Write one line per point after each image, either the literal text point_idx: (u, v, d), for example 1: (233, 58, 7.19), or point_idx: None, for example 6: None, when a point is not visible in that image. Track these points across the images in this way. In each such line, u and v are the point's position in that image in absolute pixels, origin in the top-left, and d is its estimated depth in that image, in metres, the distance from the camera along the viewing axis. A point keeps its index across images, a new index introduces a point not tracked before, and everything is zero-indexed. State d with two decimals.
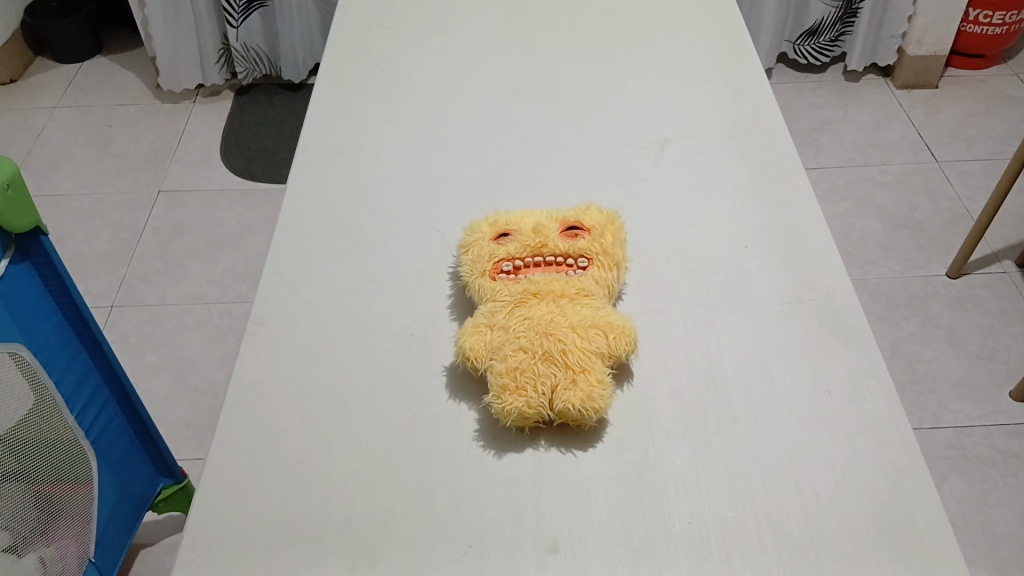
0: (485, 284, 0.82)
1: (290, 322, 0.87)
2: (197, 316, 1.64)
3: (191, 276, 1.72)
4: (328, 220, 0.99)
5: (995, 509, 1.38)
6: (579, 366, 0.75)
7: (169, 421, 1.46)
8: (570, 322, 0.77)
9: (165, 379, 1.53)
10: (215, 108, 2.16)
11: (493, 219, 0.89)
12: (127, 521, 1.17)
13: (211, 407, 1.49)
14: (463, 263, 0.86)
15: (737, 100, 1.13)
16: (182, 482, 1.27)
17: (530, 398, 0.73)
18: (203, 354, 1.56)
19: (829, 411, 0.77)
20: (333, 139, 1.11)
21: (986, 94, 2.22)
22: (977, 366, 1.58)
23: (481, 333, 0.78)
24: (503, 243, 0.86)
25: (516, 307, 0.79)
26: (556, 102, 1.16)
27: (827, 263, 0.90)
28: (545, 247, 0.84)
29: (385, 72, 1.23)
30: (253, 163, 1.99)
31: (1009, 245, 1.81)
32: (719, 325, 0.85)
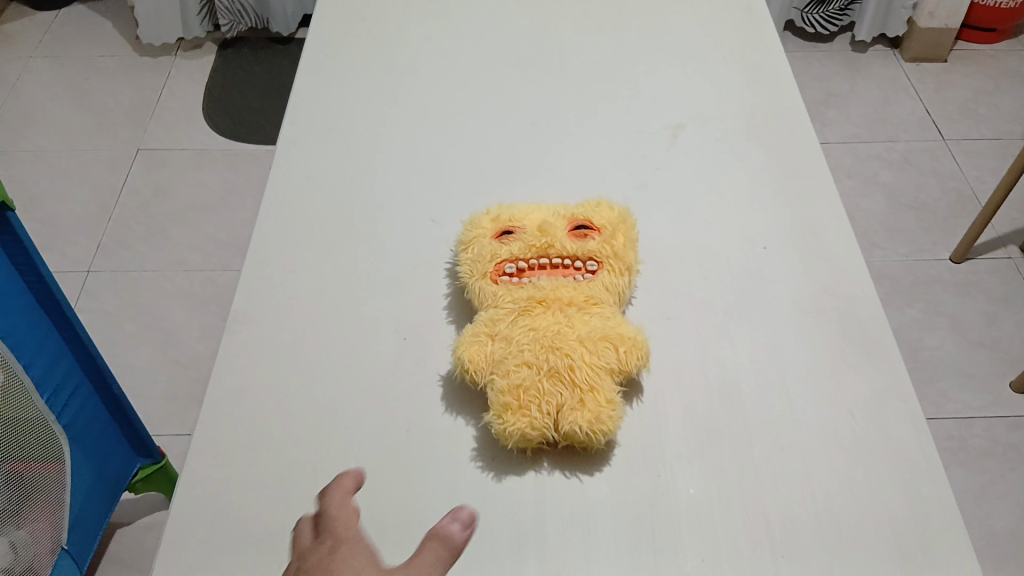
0: (485, 288, 0.76)
1: (273, 321, 0.81)
2: (177, 284, 1.56)
3: (172, 241, 1.64)
4: (316, 206, 0.92)
5: (994, 503, 1.32)
6: (587, 384, 0.69)
7: (148, 394, 1.39)
8: (577, 334, 0.71)
9: (144, 349, 1.46)
10: (198, 63, 2.06)
11: (494, 214, 0.82)
12: (103, 504, 1.10)
13: (193, 379, 1.42)
14: (462, 262, 0.79)
15: (755, 82, 1.05)
16: (161, 461, 1.21)
17: (533, 419, 0.67)
18: (184, 324, 1.49)
19: (852, 436, 0.72)
20: (324, 117, 1.03)
21: (997, 70, 2.14)
22: (979, 355, 1.52)
23: (481, 343, 0.72)
24: (506, 242, 0.79)
25: (520, 315, 0.73)
26: (562, 80, 1.08)
27: (851, 269, 0.84)
28: (552, 248, 0.77)
29: (379, 42, 1.15)
30: (238, 122, 1.89)
31: (1016, 229, 1.75)
32: (735, 335, 0.79)
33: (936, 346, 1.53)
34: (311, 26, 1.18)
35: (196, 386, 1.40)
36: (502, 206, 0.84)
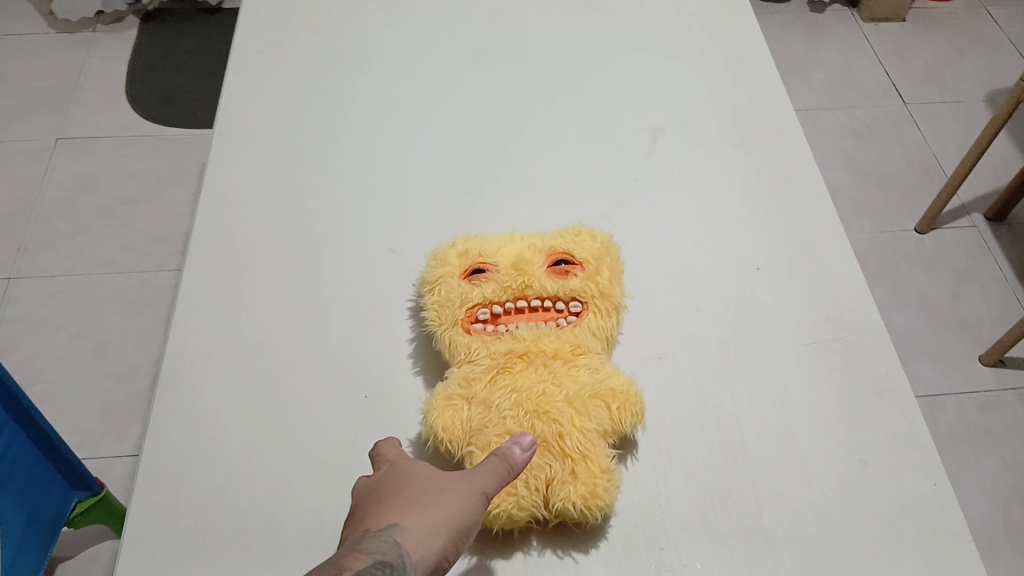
0: (457, 340, 0.67)
1: (212, 383, 0.72)
2: (110, 288, 1.39)
3: (100, 239, 1.47)
4: (257, 238, 0.82)
5: (966, 488, 1.20)
6: (579, 453, 0.61)
7: (84, 412, 1.23)
8: (564, 393, 0.63)
9: (80, 358, 1.30)
10: (118, 39, 1.86)
11: (462, 248, 0.73)
12: (36, 553, 0.91)
13: (135, 390, 1.27)
14: (428, 308, 0.70)
15: (736, 77, 0.97)
16: (101, 493, 1.00)
17: (520, 498, 0.59)
18: (120, 330, 1.33)
19: (867, 489, 0.66)
20: (261, 126, 0.92)
21: (956, 31, 1.97)
22: (947, 334, 1.39)
23: (455, 407, 0.64)
24: (476, 282, 0.70)
25: (498, 373, 0.65)
26: (528, 75, 0.98)
27: (854, 292, 0.77)
28: (530, 289, 0.69)
29: (322, 31, 1.04)
30: (166, 104, 1.72)
31: (979, 196, 1.58)
32: (734, 375, 0.72)
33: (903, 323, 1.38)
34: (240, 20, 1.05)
35: (145, 393, 1.26)
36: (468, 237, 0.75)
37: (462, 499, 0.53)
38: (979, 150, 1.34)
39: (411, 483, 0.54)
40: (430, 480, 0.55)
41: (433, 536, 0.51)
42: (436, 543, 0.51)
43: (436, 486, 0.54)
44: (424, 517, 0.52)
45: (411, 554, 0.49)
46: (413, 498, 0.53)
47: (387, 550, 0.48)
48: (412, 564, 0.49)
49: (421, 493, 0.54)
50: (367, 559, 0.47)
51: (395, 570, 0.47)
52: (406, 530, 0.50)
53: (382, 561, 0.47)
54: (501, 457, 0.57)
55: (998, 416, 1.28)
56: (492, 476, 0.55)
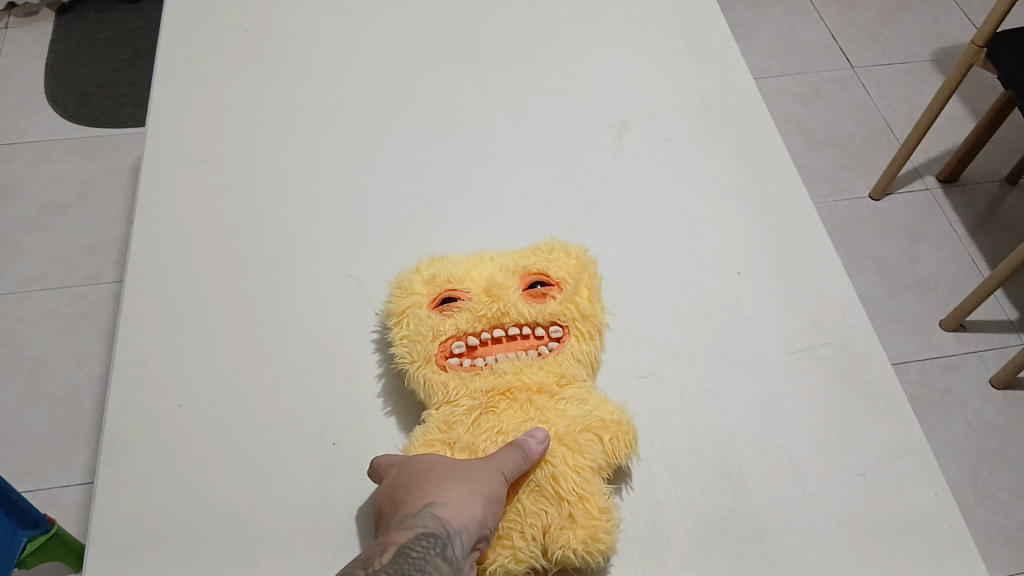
0: (432, 379, 0.62)
1: (159, 436, 0.66)
2: (42, 305, 1.29)
3: (23, 253, 1.36)
4: (197, 269, 0.76)
5: (938, 454, 1.17)
6: (576, 496, 0.56)
7: (22, 442, 1.14)
8: (553, 430, 0.59)
9: (15, 383, 1.20)
10: (30, 33, 1.72)
11: (428, 273, 0.68)
12: None
13: (76, 415, 1.18)
14: (397, 343, 0.65)
15: (700, 63, 0.93)
16: (52, 530, 0.92)
17: (517, 551, 0.55)
18: (56, 351, 1.24)
19: (867, 503, 0.63)
20: (193, 142, 0.85)
21: None
22: (907, 298, 1.36)
23: (436, 454, 0.59)
24: (447, 312, 0.65)
25: (481, 415, 0.60)
26: (480, 72, 0.92)
27: (839, 292, 0.74)
28: (506, 317, 0.64)
29: (251, 32, 0.96)
30: (88, 101, 1.60)
31: (931, 157, 1.55)
32: (724, 392, 0.68)
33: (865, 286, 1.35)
34: (162, 23, 0.97)
35: (90, 417, 1.17)
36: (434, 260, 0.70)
37: (489, 470, 0.54)
38: (930, 115, 1.32)
39: (433, 466, 0.55)
40: (455, 461, 0.56)
41: (472, 503, 0.52)
42: (476, 510, 0.52)
43: (460, 463, 0.55)
44: (457, 487, 0.53)
45: (453, 523, 0.50)
46: (442, 474, 0.54)
47: (429, 522, 0.50)
48: (457, 532, 0.50)
49: (447, 469, 0.55)
50: (411, 533, 0.48)
51: (440, 538, 0.49)
52: (444, 502, 0.51)
53: (426, 532, 0.49)
54: (517, 446, 0.56)
55: (961, 379, 1.24)
56: (513, 455, 0.56)
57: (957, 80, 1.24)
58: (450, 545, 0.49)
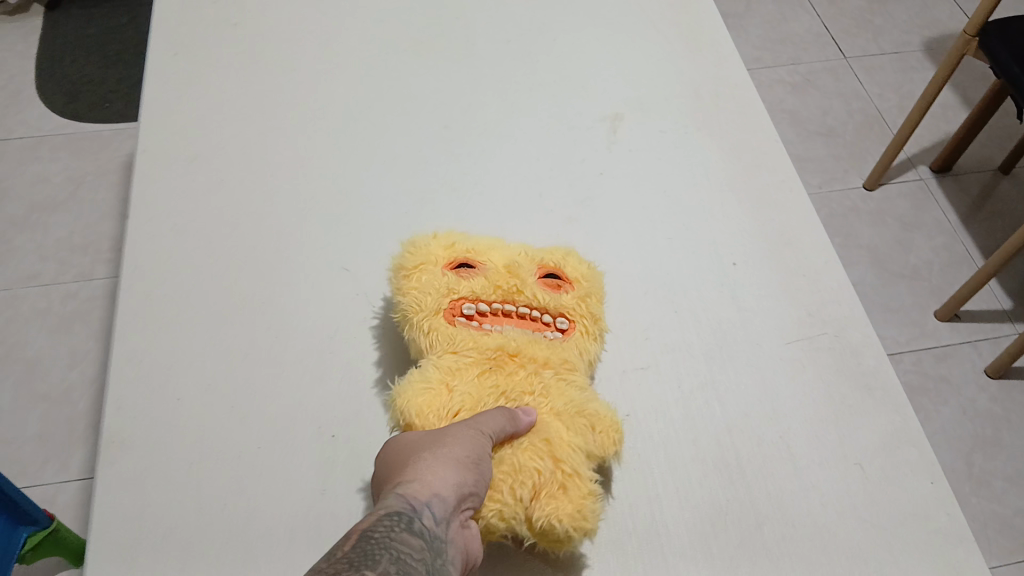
0: (438, 328, 0.62)
1: (153, 435, 0.66)
2: (33, 304, 1.29)
3: (15, 253, 1.35)
4: (189, 267, 0.75)
5: (934, 442, 1.17)
6: (573, 470, 0.55)
7: (15, 444, 1.14)
8: (552, 406, 0.59)
9: (6, 384, 1.20)
10: (18, 29, 1.71)
11: (450, 242, 0.69)
12: None
13: (68, 415, 1.17)
14: (408, 291, 0.65)
15: (694, 54, 0.93)
16: (51, 526, 0.92)
17: (504, 507, 0.53)
18: (47, 351, 1.23)
19: (866, 494, 0.63)
20: (182, 138, 0.84)
21: None
22: (900, 287, 1.36)
23: (434, 394, 0.58)
24: (463, 276, 0.65)
25: (490, 371, 0.60)
26: (472, 64, 0.92)
27: (835, 284, 0.74)
28: (521, 295, 0.64)
29: (240, 26, 0.96)
30: (75, 98, 1.59)
31: (924, 147, 1.55)
32: (722, 382, 0.69)
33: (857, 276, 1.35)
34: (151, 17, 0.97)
35: (84, 417, 1.17)
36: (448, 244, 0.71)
37: (461, 440, 0.52)
38: (924, 104, 1.31)
39: (408, 446, 0.52)
40: (430, 431, 0.54)
41: (438, 475, 0.49)
42: (445, 479, 0.49)
43: (431, 439, 0.52)
44: (426, 464, 0.50)
45: (420, 497, 0.47)
46: (413, 455, 0.51)
47: (395, 501, 0.46)
48: (426, 504, 0.47)
49: (418, 448, 0.52)
50: (375, 514, 0.45)
51: (407, 513, 0.45)
52: (412, 481, 0.48)
53: (391, 510, 0.45)
54: (509, 413, 0.56)
55: (956, 367, 1.25)
56: (499, 417, 0.55)
57: (950, 69, 1.24)
58: (418, 519, 0.45)
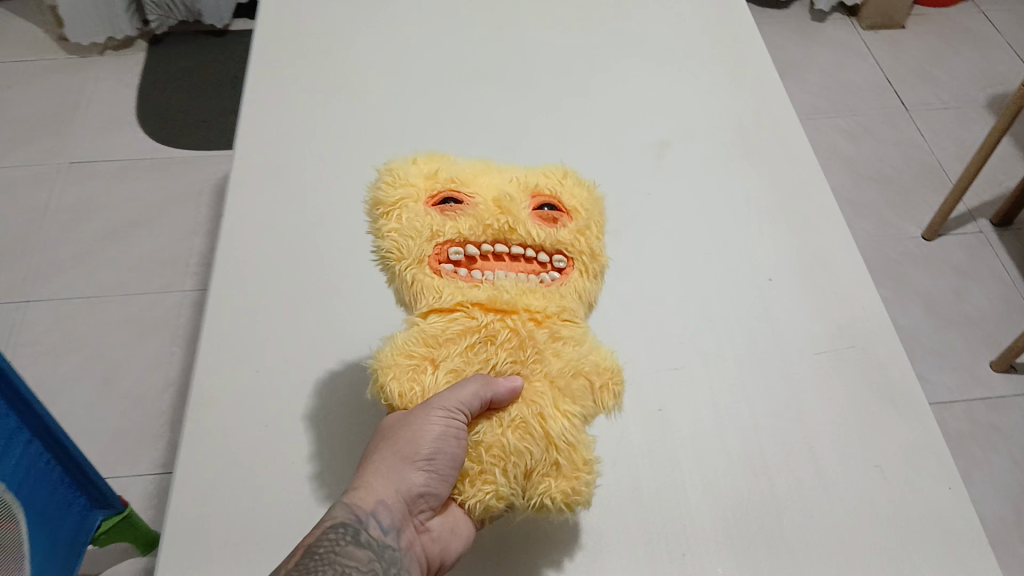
0: (423, 279, 0.69)
1: (237, 400, 0.76)
2: (122, 310, 1.68)
3: (107, 262, 1.75)
4: (277, 261, 0.85)
5: None
6: (564, 443, 0.62)
7: (99, 433, 1.51)
8: (547, 370, 0.65)
9: (91, 384, 1.57)
10: (124, 61, 2.19)
11: (437, 176, 0.75)
12: (64, 559, 1.19)
13: (142, 413, 1.54)
14: (398, 234, 0.71)
15: (741, 87, 1.00)
16: (122, 512, 1.33)
17: (498, 487, 0.60)
18: (133, 356, 1.61)
19: (884, 497, 0.67)
20: (273, 148, 0.95)
21: (938, 44, 2.27)
22: (954, 332, 1.63)
23: (420, 370, 0.64)
24: (452, 215, 0.72)
25: (479, 342, 0.65)
26: (532, 92, 1.01)
27: (866, 304, 0.79)
28: (513, 233, 0.71)
29: (325, 52, 1.07)
30: (168, 125, 2.02)
31: (984, 201, 1.83)
32: (749, 389, 0.74)
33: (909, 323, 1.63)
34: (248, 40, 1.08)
35: (159, 416, 1.53)
36: (436, 163, 0.77)
37: (416, 437, 0.60)
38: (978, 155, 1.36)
39: (384, 433, 0.63)
40: (406, 415, 0.62)
41: (387, 482, 0.60)
42: (390, 488, 0.60)
43: (397, 431, 0.61)
44: (382, 468, 0.61)
45: (364, 509, 0.59)
46: (380, 449, 0.62)
47: (344, 512, 0.59)
48: (369, 514, 0.59)
49: (388, 438, 0.62)
50: (325, 524, 0.59)
51: (347, 528, 0.58)
52: (365, 488, 0.60)
53: (337, 523, 0.58)
54: (488, 385, 0.62)
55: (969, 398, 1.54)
56: (475, 388, 0.61)
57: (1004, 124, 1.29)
58: (359, 530, 0.58)
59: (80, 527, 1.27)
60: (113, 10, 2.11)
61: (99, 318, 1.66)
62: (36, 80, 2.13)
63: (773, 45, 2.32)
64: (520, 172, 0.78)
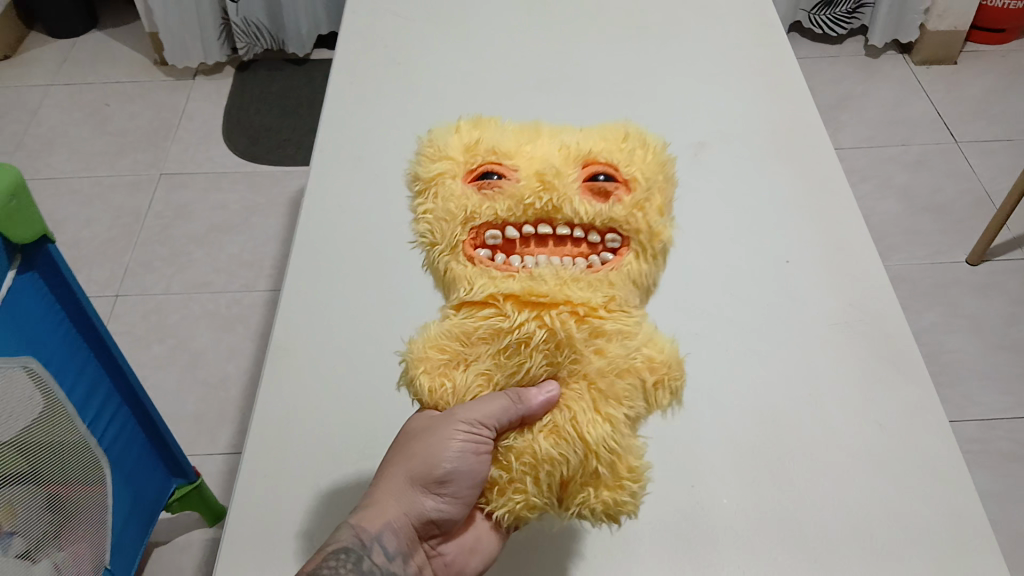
0: (457, 266, 0.82)
1: (308, 350, 0.94)
2: (203, 307, 1.83)
3: (194, 264, 1.91)
4: (352, 242, 1.04)
5: None
6: (605, 451, 0.69)
7: (180, 417, 1.64)
8: (588, 371, 0.73)
9: (174, 371, 1.72)
10: (215, 84, 2.39)
11: (483, 158, 0.87)
12: (143, 521, 1.34)
13: (220, 397, 1.68)
14: (436, 218, 0.85)
15: (777, 100, 1.14)
16: (194, 483, 1.45)
17: (530, 497, 0.68)
18: (212, 346, 1.75)
19: (880, 448, 0.78)
20: (351, 143, 1.15)
21: (995, 79, 2.31)
22: (1001, 356, 1.68)
23: (453, 364, 0.75)
24: (491, 192, 0.84)
25: (513, 345, 0.73)
26: (582, 98, 1.17)
27: (877, 284, 0.89)
28: (557, 213, 0.82)
29: (403, 66, 1.27)
30: (254, 142, 2.20)
31: None
32: (763, 352, 0.85)
33: (956, 353, 1.69)
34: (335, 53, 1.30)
35: (233, 402, 1.66)
36: (480, 135, 0.90)
37: (426, 461, 0.69)
38: None
39: (403, 450, 0.72)
40: (436, 420, 0.71)
41: (394, 507, 0.69)
42: (397, 513, 0.69)
43: (409, 454, 0.71)
44: (392, 492, 0.70)
45: (369, 533, 0.68)
46: (393, 470, 0.71)
47: (351, 534, 0.69)
48: (374, 538, 0.68)
49: (402, 459, 0.71)
50: (335, 545, 0.68)
51: (352, 551, 0.67)
52: (372, 512, 0.69)
53: (343, 546, 0.68)
54: (518, 397, 0.70)
55: (1017, 420, 1.58)
56: (504, 402, 0.70)
57: None
58: (364, 552, 0.68)
59: (160, 493, 1.39)
60: (208, 37, 2.31)
61: (183, 313, 1.82)
62: (137, 99, 2.35)
63: (829, 78, 2.40)
64: (578, 139, 0.89)
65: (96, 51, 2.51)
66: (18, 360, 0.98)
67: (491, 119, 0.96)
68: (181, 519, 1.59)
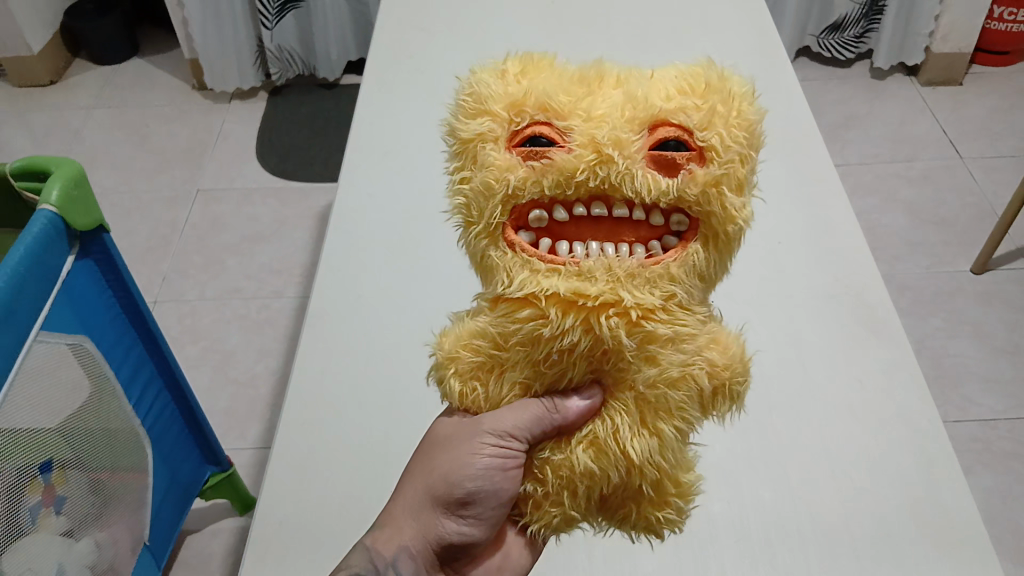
0: (493, 258, 0.61)
1: (337, 319, 1.10)
2: (234, 311, 1.93)
3: (227, 272, 2.02)
4: (373, 225, 1.22)
5: None
6: (648, 467, 0.59)
7: (213, 411, 1.73)
8: (635, 383, 0.60)
9: (207, 369, 1.81)
10: (249, 106, 2.53)
11: (528, 103, 0.61)
12: (177, 503, 1.42)
13: (250, 394, 1.77)
14: (471, 189, 0.62)
15: (774, 97, 1.29)
16: (226, 471, 1.53)
17: (565, 511, 0.62)
18: (243, 348, 1.85)
19: (860, 400, 0.91)
20: (381, 141, 1.33)
21: (999, 98, 2.38)
22: (1002, 360, 1.73)
23: (486, 369, 0.63)
24: (537, 163, 0.59)
25: (555, 350, 0.60)
26: None
27: (858, 261, 1.04)
28: (615, 193, 0.58)
29: (426, 72, 1.44)
30: (285, 160, 2.32)
31: None
32: (754, 318, 1.01)
33: (958, 356, 1.75)
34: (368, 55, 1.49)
35: (261, 399, 1.75)
36: (528, 83, 0.63)
37: (445, 478, 0.67)
38: None
39: (428, 461, 0.69)
40: (463, 430, 0.66)
41: (411, 530, 0.68)
42: (413, 537, 0.68)
43: (429, 470, 0.69)
44: (409, 512, 0.69)
45: (384, 557, 0.68)
46: (415, 483, 0.70)
47: (367, 556, 0.69)
48: (387, 562, 0.68)
49: (424, 471, 0.69)
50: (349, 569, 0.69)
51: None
52: (388, 535, 0.69)
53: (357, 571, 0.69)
54: (553, 407, 0.61)
55: (1018, 421, 1.63)
56: (535, 411, 0.61)
57: None
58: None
59: (194, 479, 1.47)
60: (243, 62, 2.45)
61: (216, 316, 1.92)
62: (175, 121, 2.48)
63: (836, 98, 2.48)
64: (650, 87, 0.61)
65: (137, 76, 2.66)
66: (71, 342, 1.06)
67: (546, 54, 0.67)
68: (210, 510, 1.67)
